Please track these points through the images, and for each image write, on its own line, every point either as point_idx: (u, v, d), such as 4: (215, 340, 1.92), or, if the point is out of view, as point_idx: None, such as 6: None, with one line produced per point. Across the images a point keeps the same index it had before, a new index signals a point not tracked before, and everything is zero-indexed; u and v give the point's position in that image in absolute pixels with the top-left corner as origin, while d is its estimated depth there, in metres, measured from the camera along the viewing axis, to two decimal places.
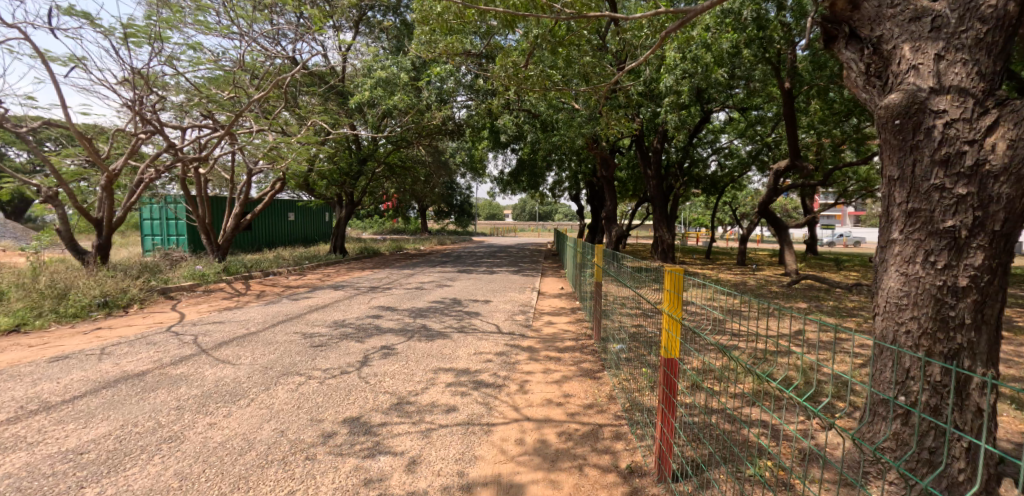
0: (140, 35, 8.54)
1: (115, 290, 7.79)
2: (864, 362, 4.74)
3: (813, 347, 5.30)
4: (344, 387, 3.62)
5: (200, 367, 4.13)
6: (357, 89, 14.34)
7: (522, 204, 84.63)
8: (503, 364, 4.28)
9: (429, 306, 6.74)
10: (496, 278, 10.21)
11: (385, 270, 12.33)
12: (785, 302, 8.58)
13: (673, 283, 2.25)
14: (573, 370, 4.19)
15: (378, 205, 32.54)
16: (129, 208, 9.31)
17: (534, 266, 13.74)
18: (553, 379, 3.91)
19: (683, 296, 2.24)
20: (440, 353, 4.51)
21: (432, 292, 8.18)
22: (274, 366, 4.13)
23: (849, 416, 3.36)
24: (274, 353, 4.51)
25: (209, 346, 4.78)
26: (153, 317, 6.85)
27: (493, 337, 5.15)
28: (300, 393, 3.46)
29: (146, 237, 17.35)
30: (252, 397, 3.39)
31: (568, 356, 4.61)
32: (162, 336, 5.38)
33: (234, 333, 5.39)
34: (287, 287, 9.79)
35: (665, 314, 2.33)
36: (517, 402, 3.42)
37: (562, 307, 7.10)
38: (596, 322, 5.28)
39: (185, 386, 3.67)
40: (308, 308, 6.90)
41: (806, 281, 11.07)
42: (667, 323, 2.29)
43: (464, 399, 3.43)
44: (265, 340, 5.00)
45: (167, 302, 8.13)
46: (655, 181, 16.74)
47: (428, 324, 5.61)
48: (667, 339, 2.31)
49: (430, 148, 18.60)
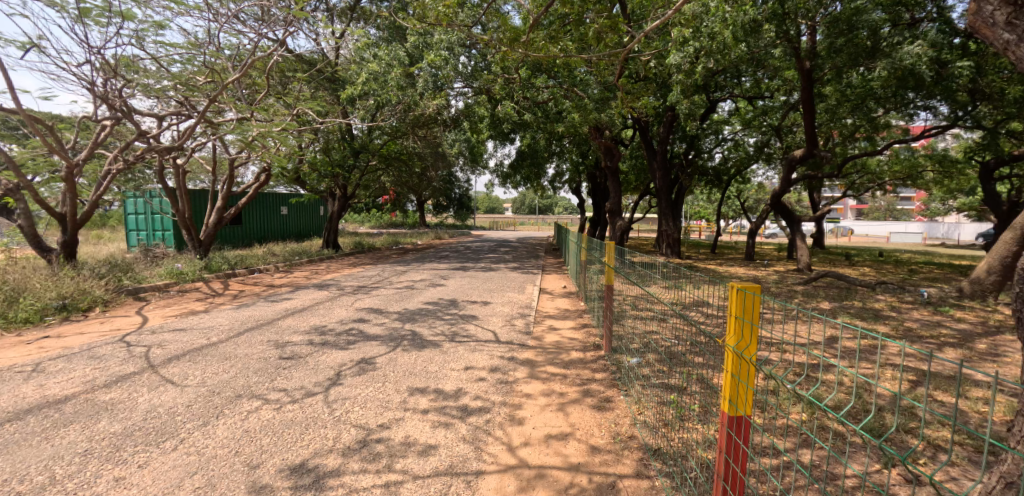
0: (102, 12, 7.81)
1: (76, 292, 7.12)
2: (919, 378, 4.05)
3: (855, 359, 4.61)
4: (300, 417, 2.91)
5: (135, 391, 3.44)
6: (347, 75, 13.62)
7: (522, 197, 83.93)
8: (498, 382, 3.59)
9: (418, 307, 6.04)
10: (495, 277, 9.50)
11: (377, 267, 11.64)
12: (809, 301, 7.89)
13: (743, 310, 1.60)
14: (581, 391, 3.50)
15: (375, 198, 31.78)
16: (96, 203, 8.62)
17: (535, 262, 13.05)
18: (558, 405, 3.22)
19: (758, 328, 1.59)
20: (425, 366, 3.80)
21: (424, 292, 7.48)
22: (225, 387, 3.43)
23: (934, 460, 2.67)
24: (228, 370, 3.81)
25: (156, 361, 4.11)
26: (112, 323, 6.18)
27: (488, 345, 4.45)
28: (244, 429, 2.77)
29: (131, 232, 16.67)
30: (183, 436, 2.72)
31: (576, 371, 3.92)
32: (110, 347, 4.70)
33: (192, 344, 4.70)
34: (270, 287, 9.11)
35: (728, 351, 1.69)
36: (513, 439, 2.74)
37: (567, 308, 6.41)
38: (606, 330, 4.57)
39: (107, 419, 3.00)
40: (284, 311, 6.22)
41: (826, 278, 10.36)
42: (731, 364, 1.65)
43: (447, 436, 2.74)
44: (224, 352, 4.32)
45: (135, 304, 7.45)
46: (661, 172, 16.00)
47: (414, 328, 4.92)
48: (732, 387, 1.68)
49: (426, 139, 17.85)
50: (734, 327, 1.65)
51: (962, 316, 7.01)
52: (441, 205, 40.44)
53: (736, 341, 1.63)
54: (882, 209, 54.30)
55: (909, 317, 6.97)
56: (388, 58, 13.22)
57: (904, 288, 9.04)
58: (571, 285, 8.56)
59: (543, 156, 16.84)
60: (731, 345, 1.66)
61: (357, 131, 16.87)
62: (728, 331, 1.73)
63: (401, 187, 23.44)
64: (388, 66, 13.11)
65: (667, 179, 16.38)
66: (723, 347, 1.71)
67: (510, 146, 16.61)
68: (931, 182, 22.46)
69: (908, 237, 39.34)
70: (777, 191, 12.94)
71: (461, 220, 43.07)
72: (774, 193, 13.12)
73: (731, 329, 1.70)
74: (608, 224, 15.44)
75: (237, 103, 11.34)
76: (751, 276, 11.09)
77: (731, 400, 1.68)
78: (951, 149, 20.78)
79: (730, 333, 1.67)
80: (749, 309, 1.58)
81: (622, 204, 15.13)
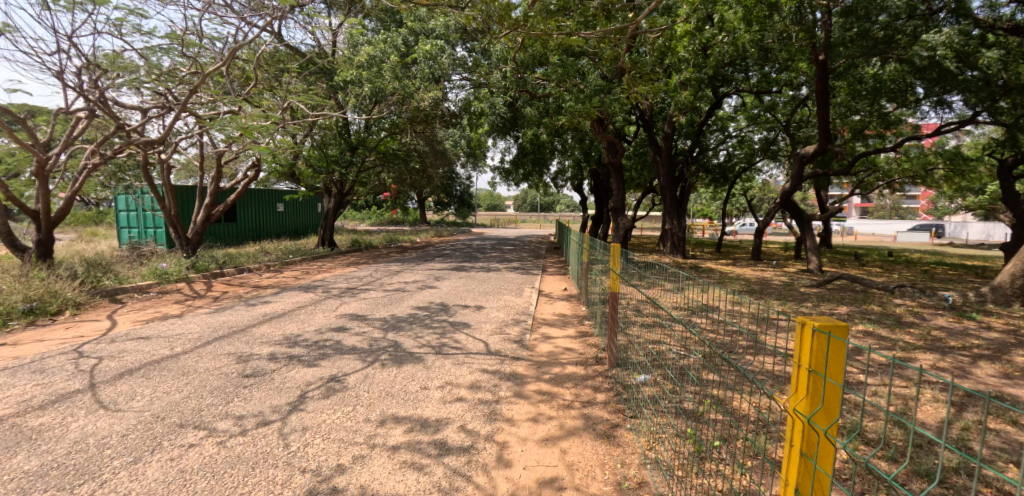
0: None
1: (45, 294, 6.70)
2: (963, 401, 3.58)
3: (885, 375, 4.14)
4: (248, 454, 2.45)
5: (69, 416, 3.01)
6: (340, 67, 13.17)
7: (525, 194, 83.47)
8: (484, 405, 3.13)
9: (405, 313, 5.58)
10: (491, 278, 9.06)
11: (370, 266, 11.18)
12: (824, 305, 7.40)
13: (818, 363, 1.28)
14: (578, 417, 3.05)
15: (376, 194, 31.36)
16: (71, 200, 8.22)
17: (535, 261, 12.60)
18: (552, 438, 2.77)
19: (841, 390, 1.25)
20: (403, 385, 3.35)
21: (414, 294, 7.02)
22: (172, 412, 3.00)
23: None
24: (181, 390, 3.37)
25: (106, 377, 3.68)
26: (78, 329, 5.76)
27: (476, 358, 4.00)
28: (178, 469, 2.33)
29: (123, 229, 16.29)
30: (103, 478, 2.28)
31: (574, 390, 3.45)
32: (62, 359, 4.28)
33: (151, 355, 4.27)
34: (255, 287, 8.69)
35: (794, 417, 1.37)
36: (497, 488, 2.28)
37: (566, 314, 5.95)
38: (608, 343, 4.09)
39: (25, 453, 2.57)
40: (262, 316, 5.78)
41: (839, 280, 9.86)
42: (801, 438, 1.33)
43: (418, 483, 2.28)
44: (183, 366, 3.89)
45: (109, 307, 7.04)
46: (665, 169, 15.52)
47: (396, 338, 4.46)
48: (799, 468, 1.36)
49: (424, 134, 17.41)
50: (803, 385, 1.33)
51: (990, 323, 6.51)
52: (443, 201, 39.96)
53: (807, 406, 1.31)
54: (887, 208, 53.61)
55: (934, 324, 6.47)
56: (382, 49, 12.75)
57: (923, 292, 8.53)
58: (572, 287, 8.09)
59: (545, 152, 16.37)
60: (799, 410, 1.34)
61: (353, 126, 16.42)
62: (790, 387, 1.41)
63: (400, 184, 22.99)
64: (383, 58, 12.62)
65: (671, 176, 15.88)
66: (787, 410, 1.38)
67: (510, 142, 16.14)
68: (941, 181, 21.86)
69: (914, 237, 38.69)
70: (787, 188, 12.41)
71: (462, 216, 42.63)
72: (783, 190, 12.59)
73: (794, 385, 1.38)
74: (611, 222, 14.96)
75: (217, 93, 10.82)
76: (760, 278, 10.60)
77: (797, 485, 1.37)
78: (963, 147, 20.18)
79: (796, 391, 1.35)
80: (828, 363, 1.26)
81: (625, 201, 14.63)
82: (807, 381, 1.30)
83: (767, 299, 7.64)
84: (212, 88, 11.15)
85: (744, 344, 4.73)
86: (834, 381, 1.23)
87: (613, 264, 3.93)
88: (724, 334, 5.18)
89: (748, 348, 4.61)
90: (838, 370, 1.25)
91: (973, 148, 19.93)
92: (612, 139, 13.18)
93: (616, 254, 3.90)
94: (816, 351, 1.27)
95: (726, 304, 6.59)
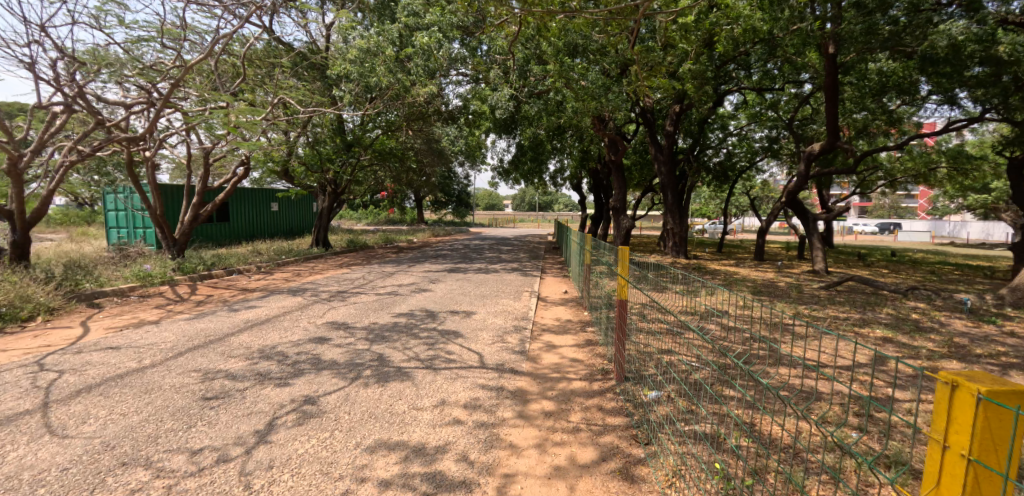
0: None
1: (15, 299, 6.33)
2: None
3: (919, 388, 3.78)
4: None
5: (7, 444, 2.65)
6: (333, 62, 12.80)
7: (523, 193, 83.14)
8: (481, 429, 2.77)
9: (396, 321, 5.21)
10: (489, 280, 8.70)
11: (363, 268, 10.80)
12: (837, 309, 7.05)
13: (982, 449, 0.98)
14: (587, 444, 2.69)
15: (374, 194, 31.02)
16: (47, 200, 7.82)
17: (535, 263, 12.25)
18: (559, 472, 2.42)
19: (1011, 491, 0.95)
20: (389, 405, 2.99)
21: (407, 298, 6.65)
22: (124, 442, 2.64)
23: None
24: (140, 412, 3.01)
25: (61, 396, 3.32)
26: (46, 337, 5.38)
27: (471, 372, 3.64)
28: None
29: (112, 229, 15.88)
30: None
31: (580, 411, 3.10)
32: (18, 372, 3.91)
33: (116, 369, 3.90)
34: (242, 291, 8.31)
35: None
36: None
37: (568, 320, 5.60)
38: (616, 356, 3.73)
39: None
40: (244, 323, 5.43)
41: (850, 282, 9.52)
42: None
43: None
44: (148, 382, 3.52)
45: (84, 313, 6.66)
46: (666, 168, 15.16)
47: (384, 350, 4.10)
48: None
49: (422, 132, 17.05)
50: (952, 476, 1.02)
51: (1014, 328, 6.18)
52: (440, 200, 39.59)
53: None
54: (886, 207, 53.41)
55: (955, 328, 6.13)
56: (376, 43, 12.39)
57: (938, 294, 8.21)
58: (572, 290, 7.75)
59: (544, 150, 16.04)
60: None
61: (348, 123, 16.05)
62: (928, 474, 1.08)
63: (396, 183, 22.62)
64: (377, 52, 12.25)
65: (673, 175, 15.52)
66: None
67: (508, 141, 15.81)
68: (944, 179, 21.57)
69: (915, 236, 38.46)
70: (793, 187, 12.05)
71: (461, 217, 42.28)
72: (789, 190, 12.24)
73: (937, 475, 1.06)
74: (612, 222, 14.63)
75: (203, 88, 10.31)
76: (766, 279, 10.28)
77: None
78: (966, 145, 19.91)
79: (941, 484, 1.04)
80: (1000, 453, 0.96)
81: (626, 200, 14.30)
82: (968, 476, 0.98)
83: (776, 302, 7.30)
84: (198, 83, 10.74)
85: (759, 355, 4.40)
86: (1012, 481, 0.92)
87: (621, 270, 3.57)
88: (737, 343, 4.84)
89: (766, 360, 4.27)
90: (1014, 463, 0.95)
91: (977, 145, 19.64)
92: (613, 137, 12.83)
93: (624, 260, 3.54)
94: (983, 433, 0.97)
95: (735, 310, 6.25)
